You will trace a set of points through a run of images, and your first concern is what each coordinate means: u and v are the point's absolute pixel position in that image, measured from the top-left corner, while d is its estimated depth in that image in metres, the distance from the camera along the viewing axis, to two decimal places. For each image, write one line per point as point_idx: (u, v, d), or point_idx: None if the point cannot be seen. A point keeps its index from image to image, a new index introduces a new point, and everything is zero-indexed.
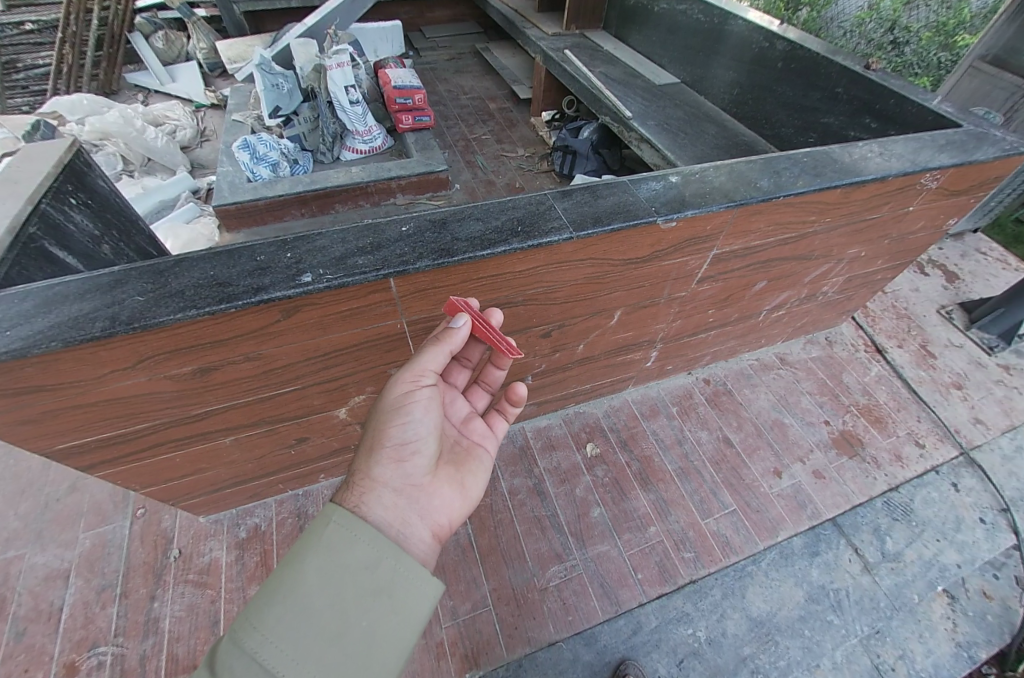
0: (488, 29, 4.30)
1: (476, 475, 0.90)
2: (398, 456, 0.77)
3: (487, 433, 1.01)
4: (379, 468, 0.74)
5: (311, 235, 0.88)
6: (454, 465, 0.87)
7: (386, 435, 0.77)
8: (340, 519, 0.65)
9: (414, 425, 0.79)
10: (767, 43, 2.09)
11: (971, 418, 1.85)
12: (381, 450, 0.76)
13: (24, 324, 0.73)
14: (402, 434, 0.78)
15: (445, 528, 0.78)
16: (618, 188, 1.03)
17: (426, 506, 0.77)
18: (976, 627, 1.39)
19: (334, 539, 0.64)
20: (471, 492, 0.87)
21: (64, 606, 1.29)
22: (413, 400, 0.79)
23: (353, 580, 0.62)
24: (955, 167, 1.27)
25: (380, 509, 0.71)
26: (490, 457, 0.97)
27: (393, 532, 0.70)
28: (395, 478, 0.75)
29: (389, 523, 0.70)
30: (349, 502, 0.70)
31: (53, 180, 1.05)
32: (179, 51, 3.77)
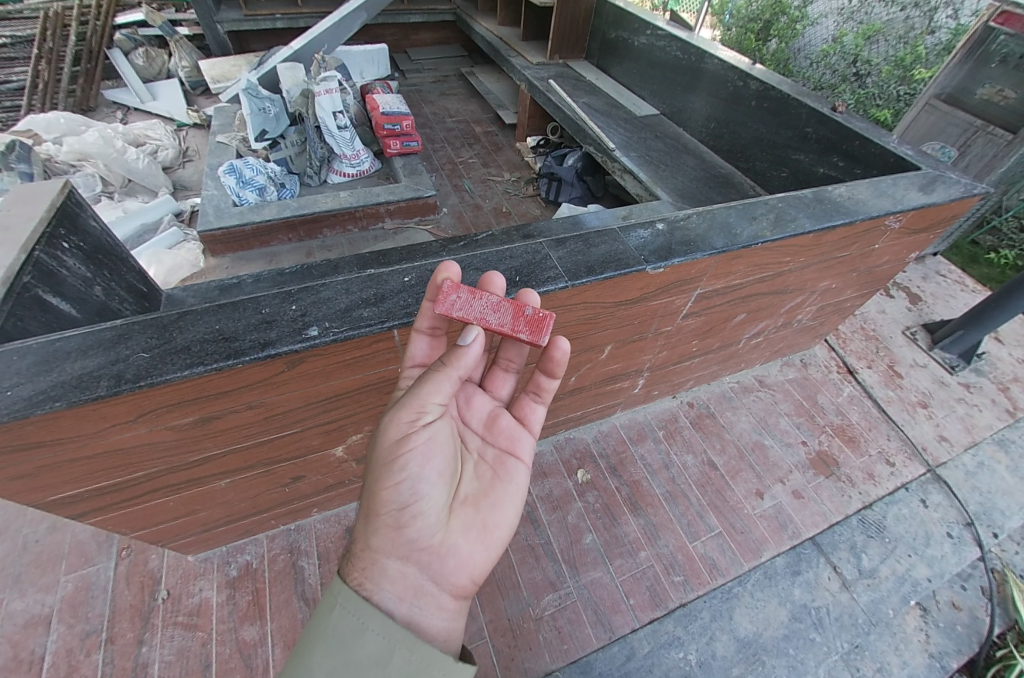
0: (473, 52, 4.40)
1: (499, 507, 0.80)
2: (398, 521, 0.69)
3: (517, 433, 0.89)
4: (378, 537, 0.68)
5: (314, 286, 0.90)
6: (474, 505, 0.78)
7: (381, 501, 0.70)
8: (346, 602, 0.63)
9: (414, 484, 0.71)
10: (740, 82, 2.21)
11: (936, 436, 1.96)
12: (379, 519, 0.69)
13: (24, 384, 0.72)
14: (399, 498, 0.70)
15: (467, 585, 0.72)
16: (608, 237, 1.09)
17: (440, 571, 0.70)
18: (947, 637, 1.47)
19: (342, 628, 0.61)
20: (494, 534, 0.77)
21: (46, 655, 1.25)
22: (409, 451, 0.72)
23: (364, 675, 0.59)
24: (917, 210, 1.38)
25: (386, 583, 0.66)
26: (524, 475, 0.85)
27: (405, 610, 0.65)
28: (401, 545, 0.68)
29: (400, 598, 0.66)
30: (354, 577, 0.66)
31: (46, 224, 0.99)
32: (161, 68, 3.70)
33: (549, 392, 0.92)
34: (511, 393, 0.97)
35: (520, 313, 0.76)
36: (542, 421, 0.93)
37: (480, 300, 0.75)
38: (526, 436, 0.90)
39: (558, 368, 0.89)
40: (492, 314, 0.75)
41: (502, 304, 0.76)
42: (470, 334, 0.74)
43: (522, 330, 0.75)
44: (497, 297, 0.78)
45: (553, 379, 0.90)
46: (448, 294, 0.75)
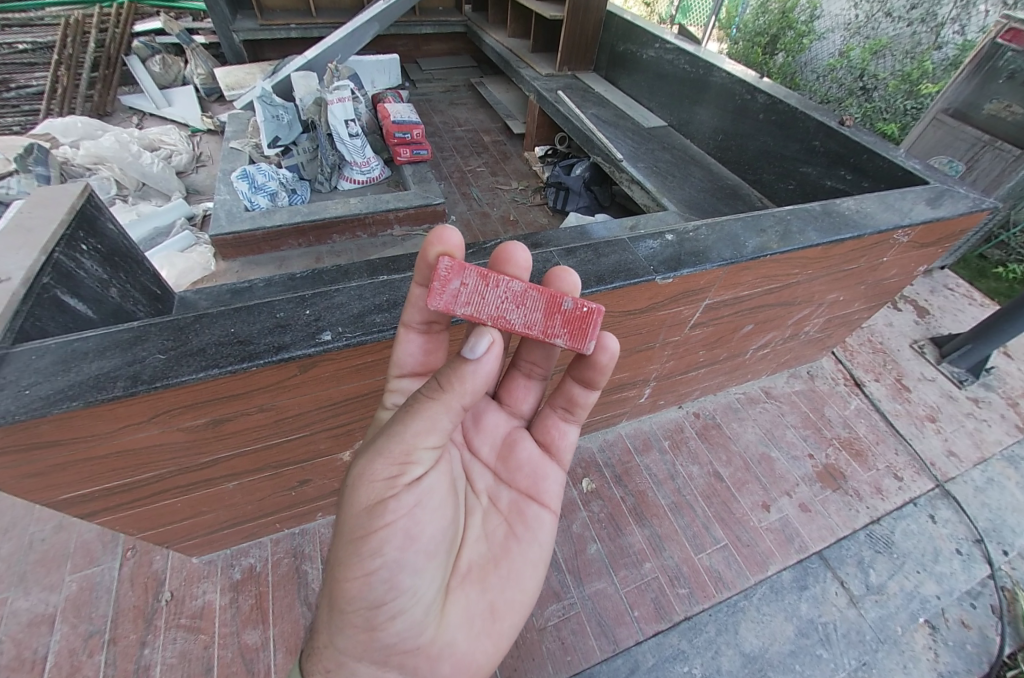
0: (482, 63, 4.46)
1: (502, 580, 0.79)
2: (373, 626, 0.66)
3: (541, 474, 0.90)
4: (349, 642, 0.67)
5: (328, 291, 0.92)
6: (478, 580, 0.77)
7: (350, 600, 0.65)
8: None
9: (394, 586, 0.66)
10: (748, 95, 2.23)
11: (944, 450, 1.94)
12: (350, 622, 0.66)
13: (45, 382, 0.73)
14: (371, 599, 0.65)
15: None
16: (618, 247, 1.11)
17: (427, 672, 0.71)
18: (956, 656, 1.45)
19: None
20: (494, 614, 0.77)
21: (49, 654, 1.25)
22: (384, 537, 0.65)
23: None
24: (925, 225, 1.38)
25: None
26: (553, 527, 0.87)
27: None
28: (378, 649, 0.68)
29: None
30: (319, 677, 0.69)
31: (66, 227, 1.01)
32: (176, 76, 3.76)
33: (585, 409, 0.92)
34: (533, 406, 0.98)
35: (557, 311, 0.70)
36: (575, 444, 0.94)
37: (496, 290, 0.69)
38: (550, 473, 0.90)
39: (599, 376, 0.87)
40: (519, 312, 0.69)
41: (530, 294, 0.70)
42: (484, 336, 0.64)
43: (562, 328, 0.71)
44: (517, 284, 0.70)
45: (592, 394, 0.90)
46: (458, 276, 0.67)
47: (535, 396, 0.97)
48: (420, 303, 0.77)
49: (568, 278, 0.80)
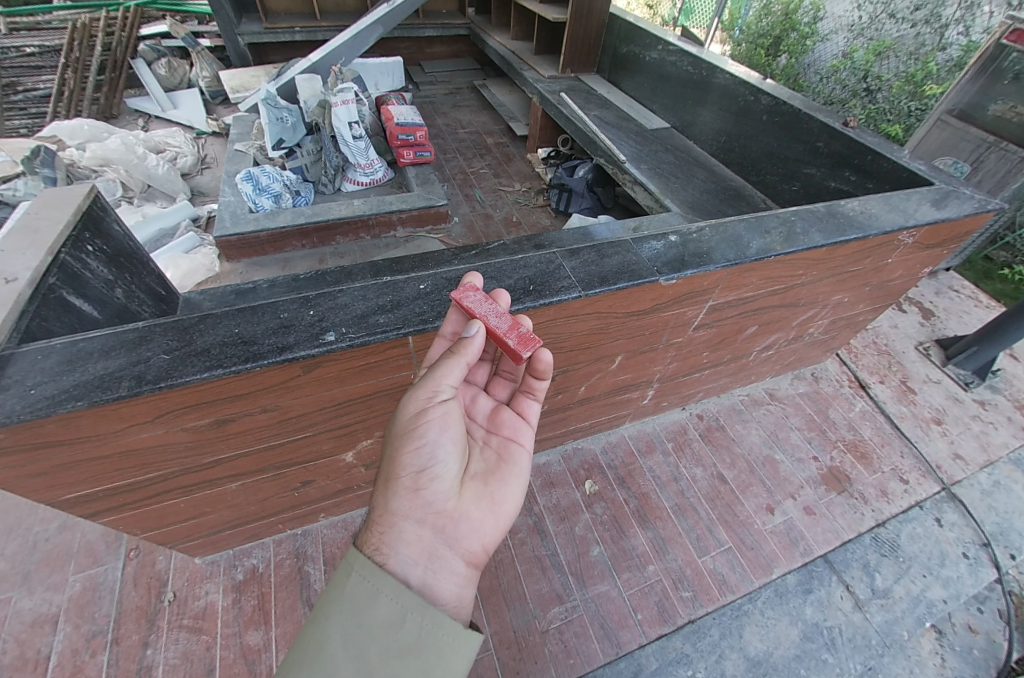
0: (485, 65, 4.48)
1: (507, 484, 0.81)
2: (416, 485, 0.71)
3: (518, 423, 0.90)
4: (397, 501, 0.69)
5: (331, 292, 0.92)
6: (483, 479, 0.79)
7: (400, 465, 0.71)
8: (361, 571, 0.64)
9: (432, 450, 0.73)
10: (751, 97, 2.22)
11: (950, 454, 1.92)
12: (398, 482, 0.71)
13: (50, 383, 0.73)
14: (418, 462, 0.72)
15: (479, 553, 0.73)
16: (622, 248, 1.10)
17: (454, 534, 0.71)
18: (963, 661, 1.43)
19: (357, 592, 0.63)
20: (504, 509, 0.78)
21: (52, 654, 1.25)
22: (427, 419, 0.73)
23: (379, 637, 0.61)
24: (930, 226, 1.38)
25: (404, 546, 0.67)
26: (527, 459, 0.86)
27: (418, 574, 0.66)
28: (416, 509, 0.70)
29: (415, 562, 0.67)
30: (370, 544, 0.67)
31: (72, 228, 1.01)
32: (182, 78, 3.80)
33: (540, 390, 0.92)
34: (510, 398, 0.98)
35: (515, 328, 0.77)
36: (539, 415, 0.92)
37: (489, 303, 0.81)
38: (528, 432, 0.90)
39: (542, 372, 0.87)
40: (493, 316, 0.78)
41: (505, 313, 0.79)
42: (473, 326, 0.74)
43: (512, 341, 0.76)
44: (503, 308, 0.82)
45: (542, 380, 0.90)
46: (465, 289, 0.82)
47: (511, 389, 0.98)
48: (456, 316, 0.84)
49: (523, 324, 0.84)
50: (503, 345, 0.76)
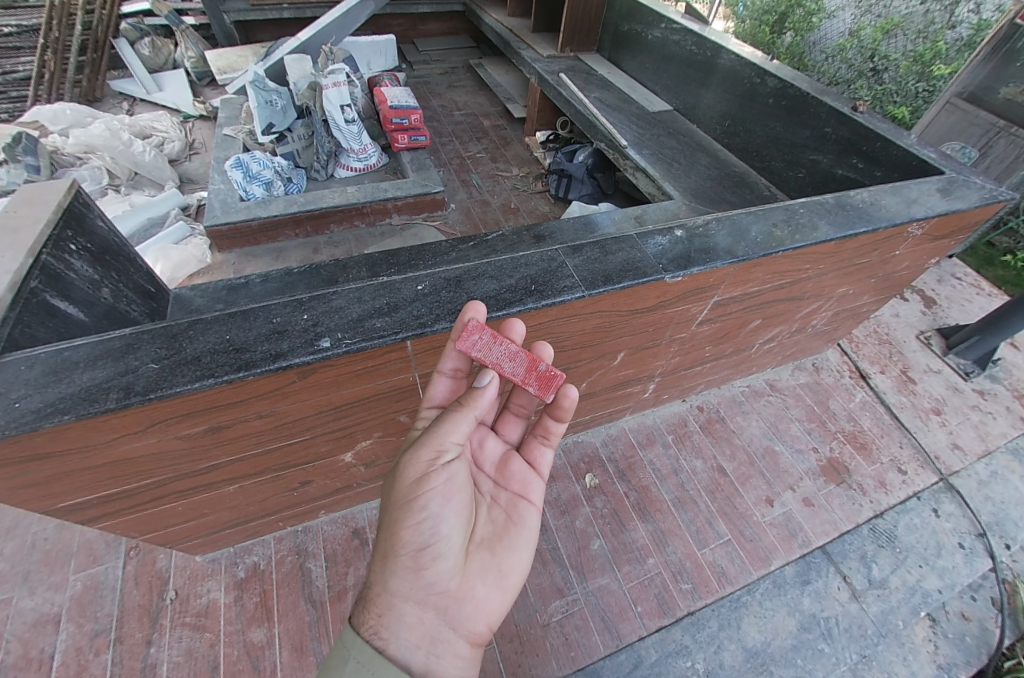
0: (482, 43, 4.33)
1: (513, 551, 0.80)
2: (417, 563, 0.69)
3: (529, 476, 0.91)
4: (396, 580, 0.67)
5: (326, 294, 0.89)
6: (489, 547, 0.77)
7: (400, 541, 0.69)
8: (359, 656, 0.62)
9: (434, 524, 0.71)
10: (758, 79, 2.15)
11: (949, 443, 1.93)
12: (397, 560, 0.68)
13: (35, 395, 0.70)
14: (419, 538, 0.70)
15: (482, 633, 0.71)
16: (626, 244, 1.07)
17: (457, 615, 0.69)
18: (956, 648, 1.46)
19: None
20: (509, 580, 0.77)
21: (55, 653, 1.25)
22: (427, 489, 0.72)
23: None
24: (941, 216, 1.34)
25: (404, 630, 0.65)
26: (536, 520, 0.85)
27: (419, 659, 0.64)
28: (417, 589, 0.68)
29: (416, 647, 0.64)
30: (368, 626, 0.65)
31: (54, 227, 0.96)
32: (166, 59, 3.67)
33: (556, 435, 0.93)
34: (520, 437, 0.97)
35: (534, 368, 0.79)
36: (552, 465, 0.93)
37: (499, 345, 0.77)
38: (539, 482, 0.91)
39: (564, 414, 0.89)
40: (507, 365, 0.77)
41: (519, 353, 0.78)
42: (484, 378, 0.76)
43: (531, 383, 0.79)
44: (515, 343, 0.79)
45: (561, 423, 0.91)
46: (466, 337, 0.75)
47: (522, 428, 0.97)
48: (455, 355, 0.80)
49: (545, 349, 0.88)
50: (522, 387, 0.80)
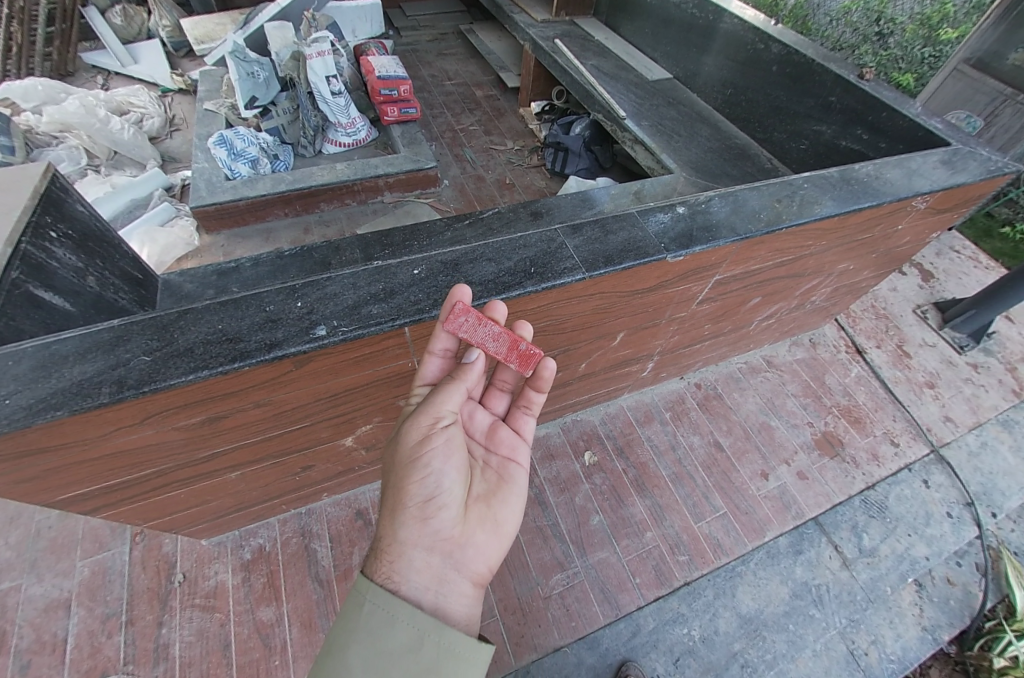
0: (472, 7, 4.14)
1: (509, 504, 0.80)
2: (423, 513, 0.69)
3: (516, 441, 0.89)
4: (404, 530, 0.67)
5: (320, 280, 0.86)
6: (487, 501, 0.77)
7: (406, 494, 0.69)
8: (374, 599, 0.61)
9: (437, 478, 0.71)
10: (761, 45, 2.07)
11: (941, 416, 1.96)
12: (404, 511, 0.69)
13: (25, 391, 0.69)
14: (424, 491, 0.70)
15: (486, 574, 0.71)
16: (627, 222, 1.04)
17: (462, 559, 0.69)
18: (941, 611, 1.52)
19: (372, 623, 0.59)
20: (506, 528, 0.77)
21: (68, 636, 1.28)
22: (429, 449, 0.72)
23: (397, 663, 0.57)
24: (945, 190, 1.31)
25: (414, 573, 0.65)
26: (525, 475, 0.85)
27: (430, 598, 0.64)
28: (424, 536, 0.68)
29: (426, 587, 0.64)
30: (380, 572, 0.64)
31: (32, 213, 0.93)
32: (140, 28, 3.48)
33: (538, 405, 0.92)
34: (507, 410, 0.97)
35: (516, 347, 0.78)
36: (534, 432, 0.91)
37: (484, 326, 0.75)
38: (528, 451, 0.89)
39: (542, 383, 0.88)
40: (488, 341, 0.76)
41: (502, 333, 0.77)
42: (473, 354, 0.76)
43: (512, 362, 0.78)
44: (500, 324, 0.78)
45: (542, 393, 0.90)
46: (451, 320, 0.74)
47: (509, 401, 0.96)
48: (445, 339, 0.77)
49: (525, 329, 0.83)
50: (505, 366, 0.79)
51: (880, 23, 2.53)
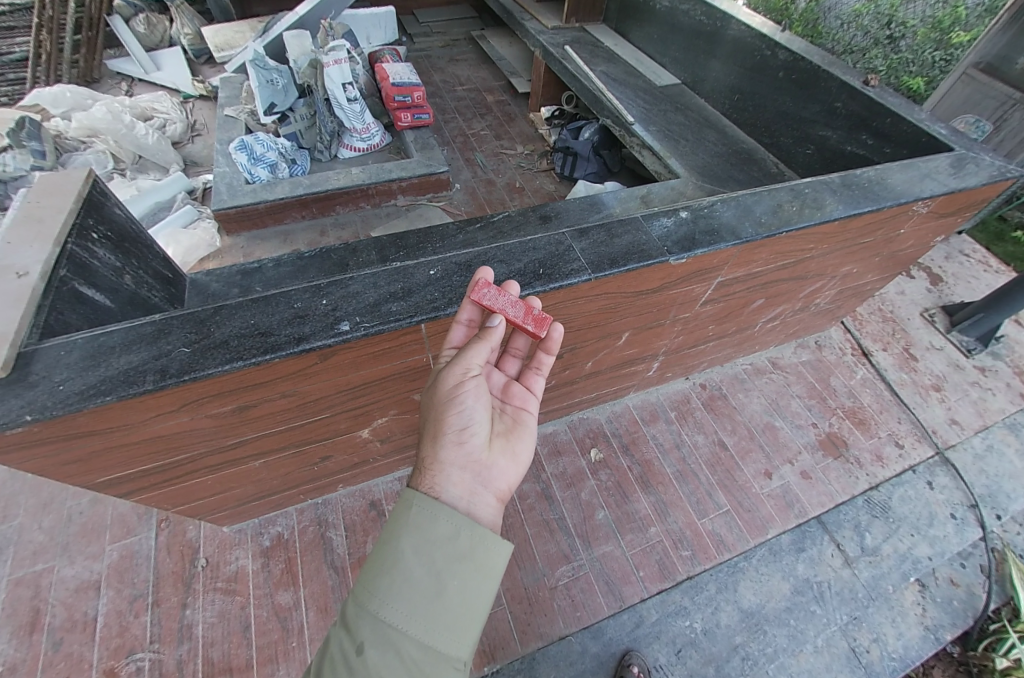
0: (484, 13, 4.21)
1: (526, 439, 0.85)
2: (459, 437, 0.75)
3: (527, 395, 0.93)
4: (443, 450, 0.73)
5: (343, 280, 0.92)
6: (508, 436, 0.83)
7: (445, 422, 0.75)
8: (420, 501, 0.66)
9: (469, 412, 0.77)
10: (768, 52, 2.10)
11: (947, 419, 1.97)
12: (443, 435, 0.74)
13: (77, 378, 0.75)
14: (460, 420, 0.76)
15: (508, 492, 0.77)
16: (632, 226, 1.09)
17: (489, 477, 0.75)
18: (943, 611, 1.53)
19: (418, 518, 0.64)
20: (524, 459, 0.83)
21: (98, 616, 1.35)
22: (464, 389, 0.77)
23: (440, 548, 0.63)
24: (947, 195, 1.34)
25: (451, 485, 0.70)
26: (536, 421, 0.90)
27: (465, 504, 0.70)
28: (460, 456, 0.73)
29: (461, 495, 0.70)
30: (424, 483, 0.69)
31: (76, 216, 1.00)
32: (162, 36, 3.61)
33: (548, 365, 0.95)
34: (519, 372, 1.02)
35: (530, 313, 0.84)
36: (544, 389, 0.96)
37: (504, 296, 0.83)
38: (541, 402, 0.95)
39: (552, 345, 0.92)
40: (508, 306, 0.83)
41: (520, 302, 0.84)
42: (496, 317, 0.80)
43: (529, 325, 0.83)
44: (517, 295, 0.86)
45: (551, 355, 0.94)
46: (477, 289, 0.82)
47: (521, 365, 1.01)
48: (471, 309, 0.85)
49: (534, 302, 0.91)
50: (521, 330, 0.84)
51: (891, 26, 2.56)
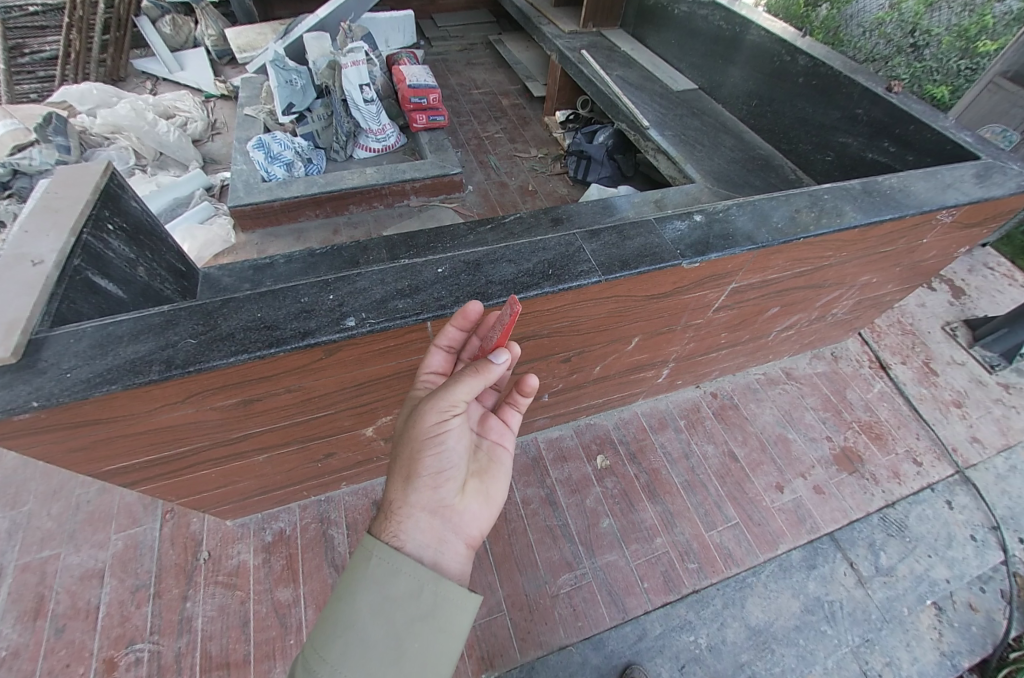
0: (501, 18, 4.24)
1: (500, 481, 0.83)
2: (434, 482, 0.72)
3: (502, 427, 0.89)
4: (415, 494, 0.70)
5: (350, 276, 0.92)
6: (481, 477, 0.80)
7: (421, 464, 0.72)
8: (380, 554, 0.65)
9: (449, 454, 0.74)
10: (788, 57, 2.07)
11: (968, 436, 1.91)
12: (418, 479, 0.71)
13: (84, 366, 0.76)
14: (438, 462, 0.73)
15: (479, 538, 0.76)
16: (644, 229, 1.07)
17: (458, 523, 0.73)
18: (961, 637, 1.47)
19: (377, 573, 0.64)
20: (497, 500, 0.82)
21: (101, 605, 1.36)
22: (446, 429, 0.74)
23: (399, 608, 0.63)
24: (972, 204, 1.29)
25: (417, 534, 0.69)
26: (510, 458, 0.87)
27: (431, 554, 0.69)
28: (431, 502, 0.71)
29: (427, 544, 0.69)
30: (388, 531, 0.68)
31: (92, 207, 1.02)
32: (187, 37, 3.69)
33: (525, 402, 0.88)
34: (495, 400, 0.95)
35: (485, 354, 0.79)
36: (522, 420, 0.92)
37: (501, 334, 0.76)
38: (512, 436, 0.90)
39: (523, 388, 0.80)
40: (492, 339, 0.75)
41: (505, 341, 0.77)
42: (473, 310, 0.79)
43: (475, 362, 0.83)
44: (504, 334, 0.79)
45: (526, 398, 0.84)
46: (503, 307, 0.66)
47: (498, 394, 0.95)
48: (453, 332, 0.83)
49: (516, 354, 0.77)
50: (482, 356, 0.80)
51: (915, 34, 2.66)
